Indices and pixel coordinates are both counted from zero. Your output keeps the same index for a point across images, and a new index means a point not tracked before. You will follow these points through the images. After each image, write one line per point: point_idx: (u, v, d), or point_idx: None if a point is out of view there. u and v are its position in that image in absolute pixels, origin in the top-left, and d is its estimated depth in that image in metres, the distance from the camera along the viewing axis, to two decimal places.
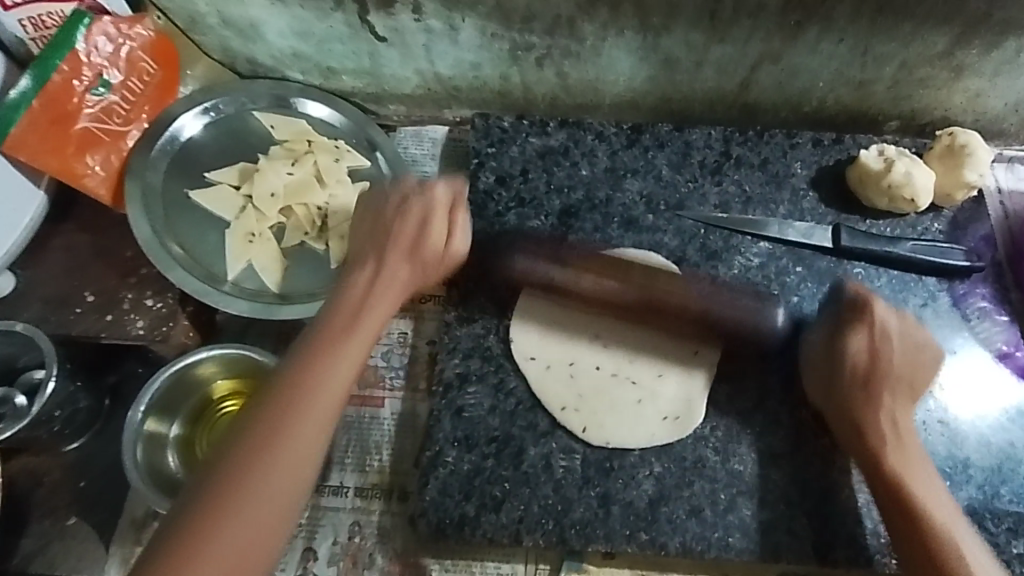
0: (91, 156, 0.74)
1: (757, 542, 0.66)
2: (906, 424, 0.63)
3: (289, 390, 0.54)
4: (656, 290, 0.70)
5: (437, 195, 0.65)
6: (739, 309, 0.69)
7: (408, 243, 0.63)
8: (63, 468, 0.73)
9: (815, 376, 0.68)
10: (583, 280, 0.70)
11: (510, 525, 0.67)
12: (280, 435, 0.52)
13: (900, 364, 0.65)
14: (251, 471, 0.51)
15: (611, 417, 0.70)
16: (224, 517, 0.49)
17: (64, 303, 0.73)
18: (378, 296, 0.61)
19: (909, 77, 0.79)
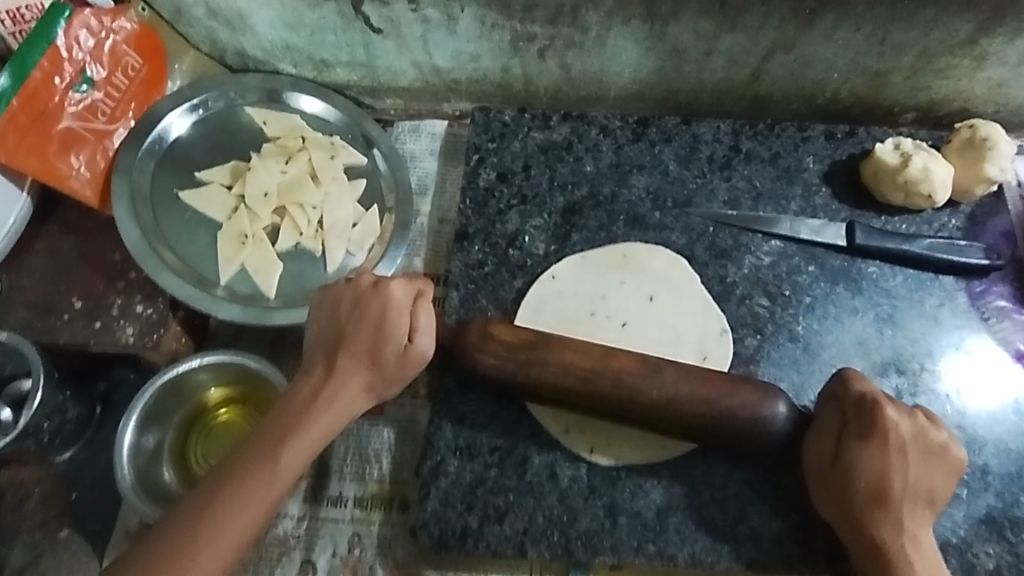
0: (74, 156, 0.70)
1: (769, 552, 0.64)
2: (923, 537, 0.57)
3: (247, 460, 0.56)
4: (643, 402, 0.61)
5: (392, 293, 0.62)
6: (738, 397, 0.60)
7: (367, 344, 0.60)
8: (54, 479, 0.71)
9: (815, 455, 0.61)
10: (557, 377, 0.61)
11: (515, 537, 0.65)
12: (249, 491, 0.55)
13: (913, 482, 0.58)
14: (210, 527, 0.53)
15: (617, 433, 0.67)
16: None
17: (48, 310, 0.70)
18: (326, 402, 0.59)
19: (928, 67, 0.76)
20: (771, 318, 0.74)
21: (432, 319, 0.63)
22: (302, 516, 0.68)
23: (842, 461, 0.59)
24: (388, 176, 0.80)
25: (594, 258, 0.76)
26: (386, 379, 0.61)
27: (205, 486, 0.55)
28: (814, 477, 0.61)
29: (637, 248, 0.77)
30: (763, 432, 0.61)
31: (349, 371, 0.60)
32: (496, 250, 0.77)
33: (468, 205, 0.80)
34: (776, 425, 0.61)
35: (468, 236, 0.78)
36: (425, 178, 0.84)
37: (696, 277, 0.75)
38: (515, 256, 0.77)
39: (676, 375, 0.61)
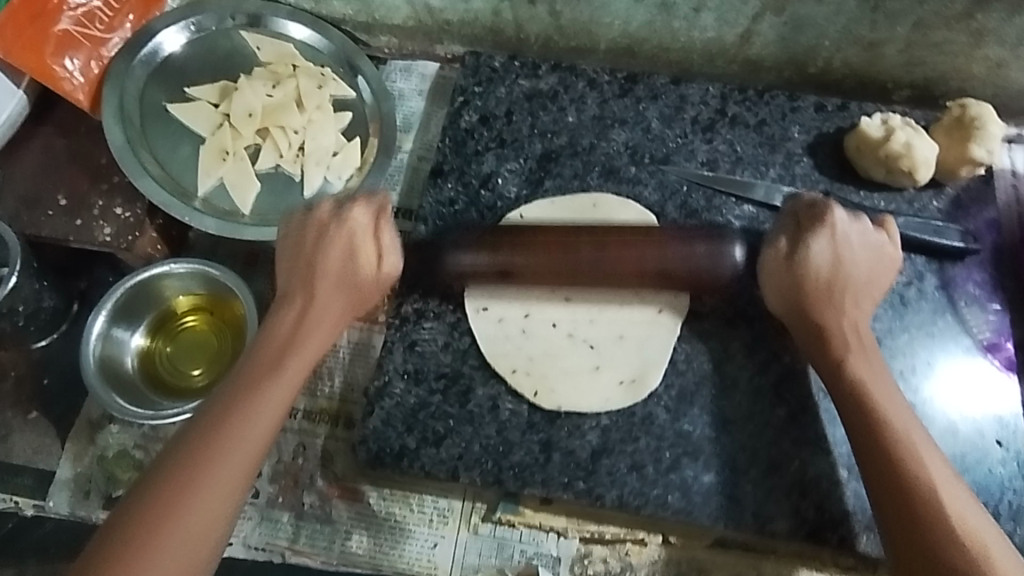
0: (69, 57, 0.73)
1: (696, 503, 0.65)
2: (878, 363, 0.63)
3: (186, 471, 0.54)
4: (584, 233, 0.65)
5: (353, 220, 0.65)
6: (692, 248, 0.64)
7: (343, 273, 0.64)
8: (29, 364, 0.75)
9: (775, 263, 0.66)
10: (510, 260, 0.65)
11: (448, 461, 0.66)
12: (258, 406, 0.57)
13: (864, 271, 0.65)
14: (175, 495, 0.53)
15: (563, 382, 0.68)
16: (186, 491, 0.53)
17: (34, 204, 0.73)
18: (303, 335, 0.62)
19: (923, 40, 0.74)
20: None
21: (395, 236, 0.66)
22: None
23: (796, 305, 0.65)
24: (373, 109, 0.82)
25: (564, 204, 0.77)
26: (363, 298, 0.65)
27: (204, 418, 0.57)
28: (788, 315, 0.66)
29: (609, 200, 0.77)
30: (718, 278, 0.66)
31: (323, 306, 0.63)
32: (468, 190, 0.79)
33: (447, 143, 0.81)
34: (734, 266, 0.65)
35: (442, 173, 0.79)
36: (411, 116, 0.86)
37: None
38: (486, 197, 0.78)
39: (638, 242, 0.65)
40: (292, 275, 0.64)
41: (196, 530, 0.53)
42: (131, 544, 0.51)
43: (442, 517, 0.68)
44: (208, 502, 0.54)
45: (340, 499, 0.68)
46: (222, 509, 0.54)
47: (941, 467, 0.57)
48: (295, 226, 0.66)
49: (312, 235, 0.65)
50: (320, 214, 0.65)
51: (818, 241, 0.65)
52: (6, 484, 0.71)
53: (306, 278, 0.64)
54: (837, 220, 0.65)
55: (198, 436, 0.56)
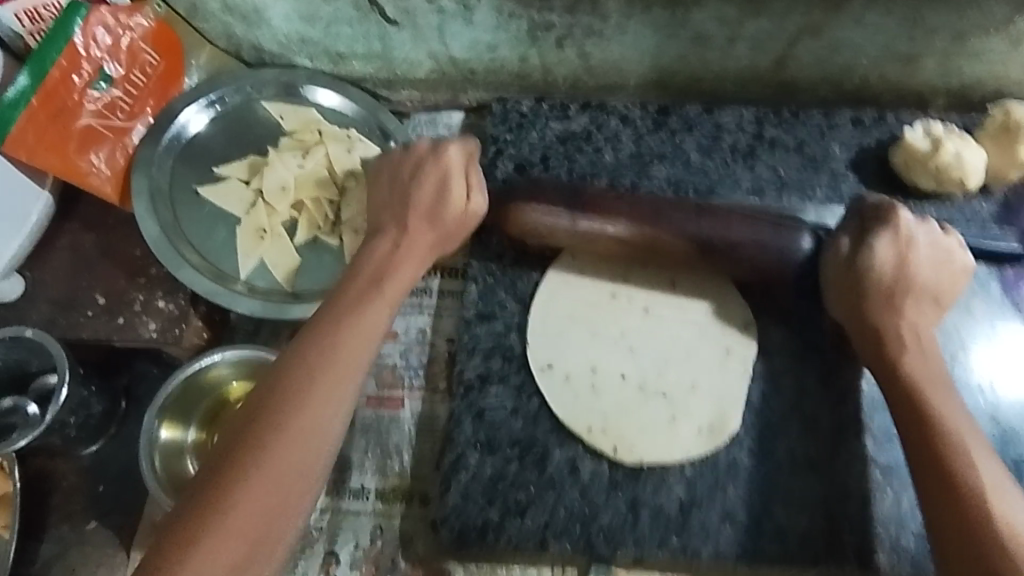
0: (94, 153, 0.71)
1: (794, 548, 0.63)
2: (926, 337, 0.60)
3: (276, 398, 0.53)
4: (666, 242, 0.66)
5: (449, 156, 0.67)
6: (757, 231, 0.65)
7: (430, 203, 0.65)
8: (80, 472, 0.72)
9: (837, 281, 0.63)
10: (592, 227, 0.66)
11: (536, 531, 0.64)
12: (358, 331, 0.58)
13: (931, 279, 0.62)
14: (268, 426, 0.51)
15: (642, 436, 0.66)
16: (296, 391, 0.53)
17: (70, 307, 0.71)
18: (400, 259, 0.63)
19: (963, 50, 0.73)
20: None
21: (484, 180, 0.68)
22: (324, 508, 0.69)
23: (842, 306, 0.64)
24: None
25: None
26: (450, 236, 0.66)
27: (304, 342, 0.56)
28: (845, 319, 0.63)
29: None
30: (784, 268, 0.66)
31: (414, 233, 0.65)
32: None
33: None
34: (799, 252, 0.65)
35: None
36: None
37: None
38: None
39: (728, 222, 0.66)
40: (382, 213, 0.67)
41: (280, 487, 0.50)
42: (246, 467, 0.50)
43: None
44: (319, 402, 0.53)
45: None
46: (325, 419, 0.53)
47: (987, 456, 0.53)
48: (392, 156, 0.69)
49: (409, 168, 0.67)
50: (417, 150, 0.68)
51: (884, 243, 0.62)
52: None
53: (404, 211, 0.65)
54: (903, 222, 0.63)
55: (289, 366, 0.55)
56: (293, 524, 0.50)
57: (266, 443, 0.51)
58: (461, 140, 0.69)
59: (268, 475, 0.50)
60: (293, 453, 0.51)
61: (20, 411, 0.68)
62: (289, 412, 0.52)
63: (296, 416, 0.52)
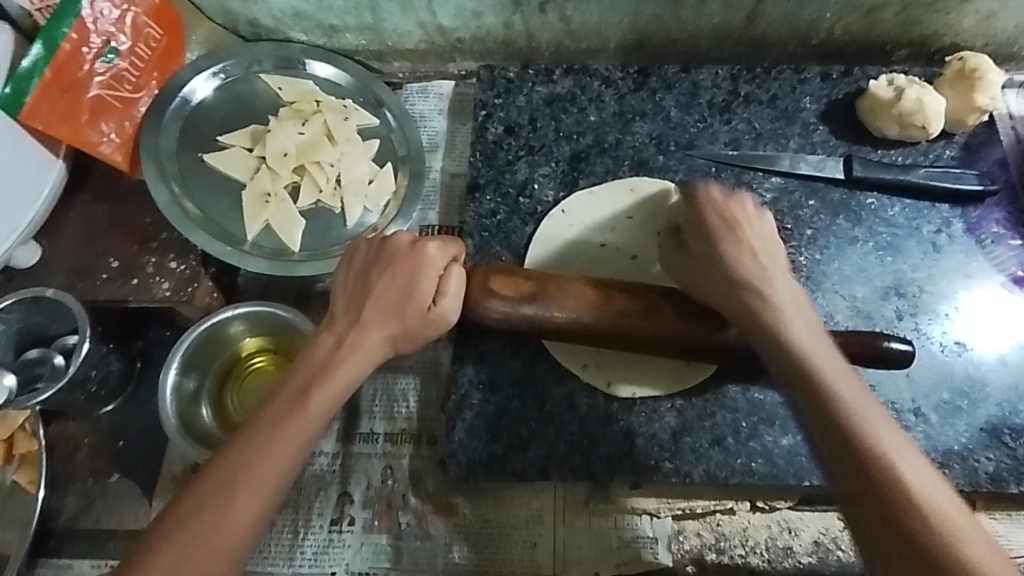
0: (103, 124, 0.74)
1: (779, 466, 0.68)
2: (812, 324, 0.57)
3: (197, 513, 0.51)
4: (638, 335, 0.65)
5: (425, 254, 0.63)
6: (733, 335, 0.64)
7: (395, 305, 0.61)
8: (100, 431, 0.75)
9: (698, 275, 0.63)
10: (570, 315, 0.66)
11: (538, 462, 0.68)
12: (289, 435, 0.54)
13: (770, 261, 0.61)
14: (186, 540, 0.50)
15: (634, 370, 0.70)
16: (219, 509, 0.51)
17: (85, 273, 0.74)
18: (349, 353, 0.58)
19: (918, 1, 0.78)
20: None
21: (462, 282, 0.64)
22: (336, 453, 0.73)
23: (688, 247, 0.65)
24: (399, 133, 0.83)
25: (603, 193, 0.80)
26: (409, 331, 0.61)
27: (233, 450, 0.53)
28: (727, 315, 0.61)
29: (646, 184, 0.80)
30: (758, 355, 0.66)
31: (366, 330, 0.60)
32: (507, 199, 0.81)
33: (478, 157, 0.83)
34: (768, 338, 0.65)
35: (479, 187, 0.81)
36: (435, 136, 0.88)
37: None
38: (526, 205, 0.80)
39: (693, 329, 0.65)
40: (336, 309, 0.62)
41: None
42: (163, 566, 0.49)
43: (538, 517, 0.70)
44: (248, 502, 0.52)
45: (436, 515, 0.70)
46: (248, 529, 0.51)
47: (866, 405, 0.51)
48: (363, 252, 0.63)
49: (371, 262, 0.63)
50: (393, 243, 0.63)
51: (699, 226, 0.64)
52: (99, 550, 0.71)
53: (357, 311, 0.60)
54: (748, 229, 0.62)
55: (218, 477, 0.52)
56: None
57: (184, 559, 0.49)
58: (437, 247, 0.63)
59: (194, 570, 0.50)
60: (218, 556, 0.50)
61: (46, 363, 0.70)
62: (222, 516, 0.51)
63: (223, 519, 0.51)
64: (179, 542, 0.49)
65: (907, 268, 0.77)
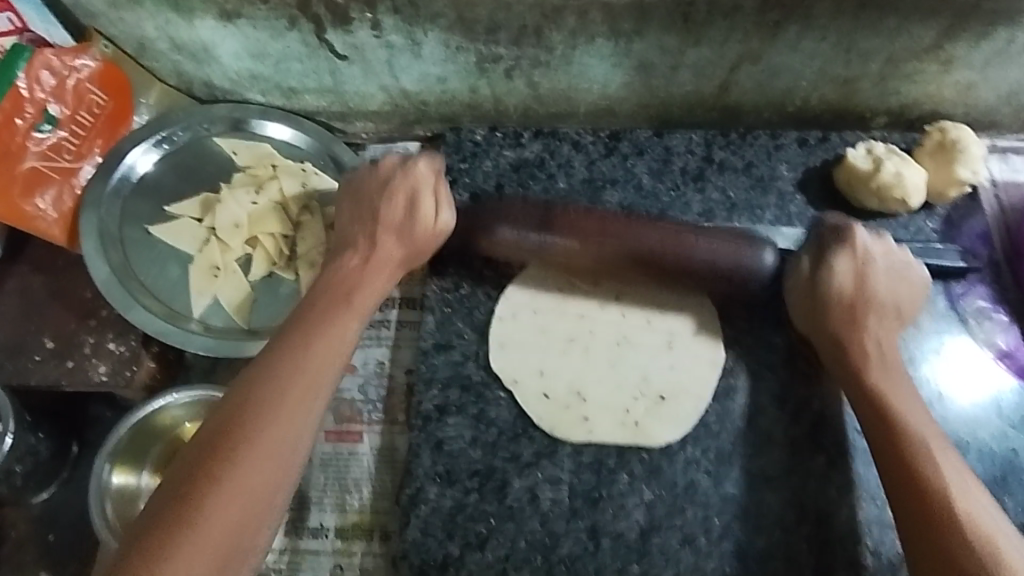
0: (39, 195, 0.71)
1: (753, 569, 0.63)
2: (891, 346, 0.64)
3: (279, 366, 0.57)
4: (637, 242, 0.68)
5: (419, 170, 0.69)
6: (728, 247, 0.67)
7: (393, 221, 0.67)
8: (30, 521, 0.70)
9: (795, 288, 0.68)
10: (556, 244, 0.69)
11: (496, 564, 0.64)
12: (346, 307, 0.63)
13: (890, 289, 0.65)
14: (274, 384, 0.56)
15: (602, 424, 0.68)
16: (294, 360, 0.57)
17: (18, 352, 0.69)
18: (377, 265, 0.66)
19: (895, 72, 0.76)
20: (749, 331, 0.72)
21: (451, 194, 0.70)
22: (282, 548, 0.68)
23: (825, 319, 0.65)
24: None
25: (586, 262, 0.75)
26: (418, 246, 0.68)
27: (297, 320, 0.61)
28: (817, 336, 0.66)
29: None
30: (749, 279, 0.68)
31: (382, 233, 0.67)
32: (469, 272, 0.76)
33: None
34: (761, 268, 0.68)
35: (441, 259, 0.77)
36: None
37: None
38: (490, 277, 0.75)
39: (692, 249, 0.68)
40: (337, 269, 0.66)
41: (280, 448, 0.53)
42: (251, 417, 0.53)
43: None
44: (316, 363, 0.58)
45: None
46: (318, 391, 0.57)
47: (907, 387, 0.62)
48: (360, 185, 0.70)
49: (377, 184, 0.69)
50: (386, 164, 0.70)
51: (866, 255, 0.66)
52: None
53: (370, 263, 0.66)
54: (859, 243, 0.66)
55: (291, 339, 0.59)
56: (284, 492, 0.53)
57: (273, 411, 0.54)
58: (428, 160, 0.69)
59: (232, 498, 0.50)
60: (298, 412, 0.55)
61: None
62: (256, 428, 0.53)
63: (294, 376, 0.56)
64: (261, 396, 0.55)
65: None
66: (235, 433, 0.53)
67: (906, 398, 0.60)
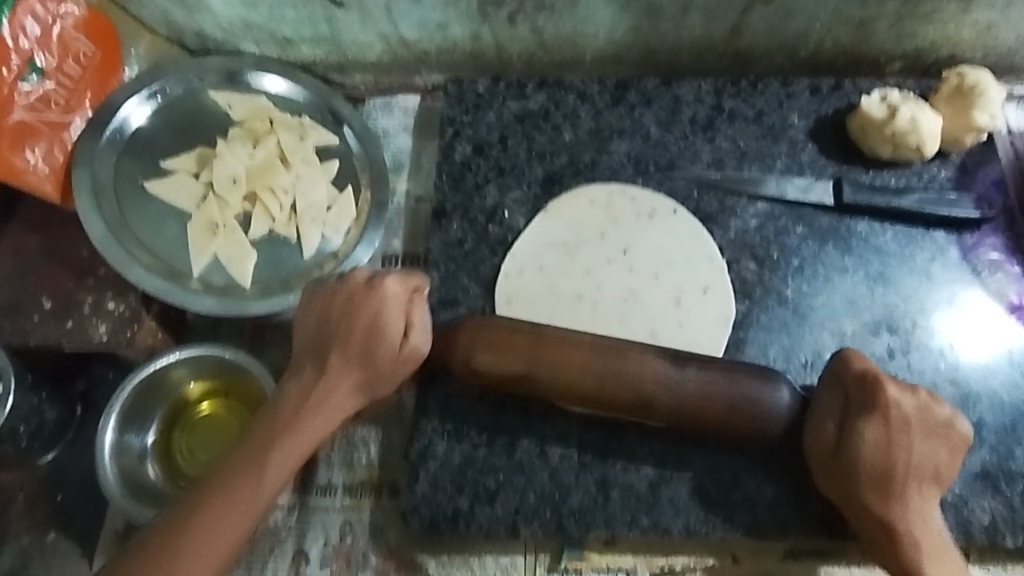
0: (28, 149, 0.67)
1: (764, 518, 0.64)
2: (928, 509, 0.57)
3: (209, 492, 0.54)
4: (638, 378, 0.59)
5: (387, 291, 0.61)
6: (755, 388, 0.59)
7: (360, 342, 0.59)
8: (38, 482, 0.70)
9: (817, 443, 0.59)
10: (548, 377, 0.60)
11: (506, 517, 0.64)
12: (291, 445, 0.57)
13: (918, 459, 0.56)
14: (202, 506, 0.54)
15: None
16: (222, 498, 0.54)
17: (18, 311, 0.68)
18: (327, 395, 0.59)
19: (914, 13, 0.73)
20: (759, 283, 0.72)
21: (428, 318, 0.62)
22: (292, 505, 0.68)
23: (848, 443, 0.57)
24: (362, 156, 0.76)
25: (596, 212, 0.74)
26: (379, 377, 0.60)
27: (244, 444, 0.57)
28: (833, 493, 0.59)
29: (642, 192, 0.75)
30: (765, 423, 0.59)
31: (343, 370, 0.60)
32: (475, 227, 0.74)
33: (444, 180, 0.77)
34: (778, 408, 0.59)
35: (445, 213, 0.75)
36: (400, 154, 0.81)
37: (698, 219, 0.74)
38: (495, 232, 0.74)
39: (645, 354, 0.60)
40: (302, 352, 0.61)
41: None
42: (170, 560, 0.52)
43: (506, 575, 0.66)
44: (250, 490, 0.55)
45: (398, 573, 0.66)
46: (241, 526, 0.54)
47: (938, 522, 0.57)
48: (315, 303, 0.62)
49: (326, 311, 0.61)
50: (351, 285, 0.61)
51: (885, 434, 0.56)
52: None
53: (315, 399, 0.59)
54: (888, 403, 0.57)
55: (234, 460, 0.56)
56: None
57: (191, 542, 0.53)
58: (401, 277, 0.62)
59: None
60: (216, 549, 0.53)
61: None
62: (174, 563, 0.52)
63: (221, 518, 0.54)
64: (188, 529, 0.53)
65: (898, 300, 0.72)
66: (175, 536, 0.53)
67: (928, 524, 0.56)
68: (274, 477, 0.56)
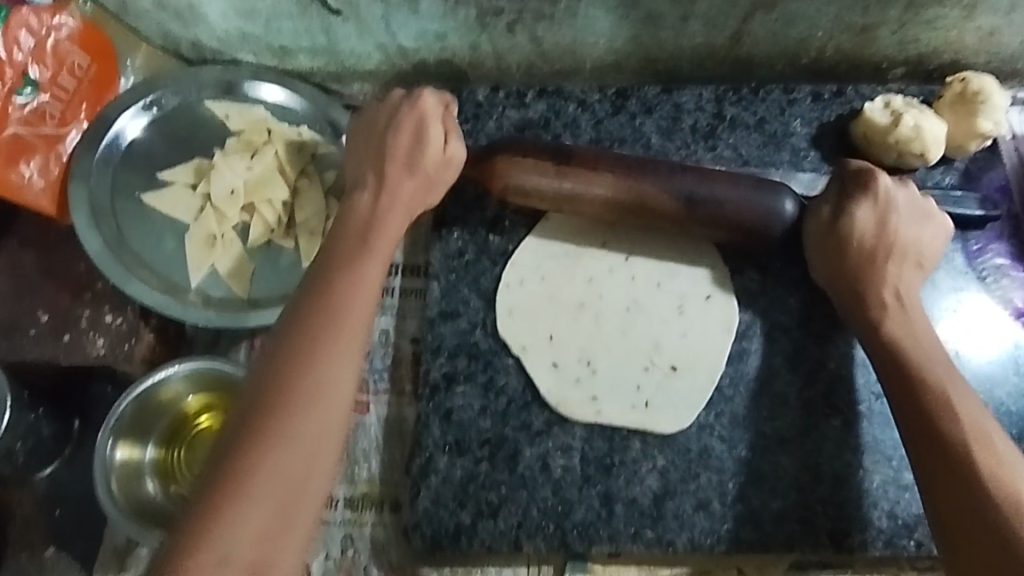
0: (24, 163, 0.68)
1: (769, 531, 0.63)
2: (915, 317, 0.61)
3: (291, 351, 0.52)
4: (660, 198, 0.63)
5: (424, 103, 0.66)
6: (751, 197, 0.64)
7: (403, 152, 0.64)
8: (36, 500, 0.70)
9: (828, 269, 0.64)
10: (575, 189, 0.64)
11: (509, 532, 0.63)
12: (355, 282, 0.57)
13: (913, 234, 0.63)
14: (290, 369, 0.51)
15: (614, 401, 0.66)
16: (309, 353, 0.52)
17: (14, 329, 0.68)
18: (384, 207, 0.63)
19: (916, 19, 0.72)
20: (763, 292, 0.70)
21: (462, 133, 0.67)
22: None
23: (846, 263, 0.63)
24: None
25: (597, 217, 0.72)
26: (432, 176, 0.65)
27: (299, 304, 0.56)
28: (833, 284, 0.64)
29: None
30: (769, 227, 0.64)
31: (395, 193, 0.63)
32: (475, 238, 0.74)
33: None
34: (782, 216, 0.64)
35: None
36: None
37: None
38: None
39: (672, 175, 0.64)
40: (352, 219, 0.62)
41: (299, 463, 0.48)
42: (267, 433, 0.49)
43: None
44: (334, 341, 0.53)
45: None
46: (340, 370, 0.52)
47: (940, 363, 0.58)
48: (354, 157, 0.66)
49: (376, 145, 0.65)
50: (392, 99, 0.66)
51: (879, 236, 0.62)
52: None
53: (380, 214, 0.62)
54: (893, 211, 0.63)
55: (296, 317, 0.54)
56: (321, 501, 0.49)
57: (291, 403, 0.50)
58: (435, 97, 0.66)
59: (256, 512, 0.47)
60: (316, 395, 0.51)
61: None
62: (279, 438, 0.49)
63: (317, 367, 0.52)
64: (282, 388, 0.50)
65: None
66: (271, 407, 0.50)
67: (938, 356, 0.58)
68: (353, 320, 0.55)
